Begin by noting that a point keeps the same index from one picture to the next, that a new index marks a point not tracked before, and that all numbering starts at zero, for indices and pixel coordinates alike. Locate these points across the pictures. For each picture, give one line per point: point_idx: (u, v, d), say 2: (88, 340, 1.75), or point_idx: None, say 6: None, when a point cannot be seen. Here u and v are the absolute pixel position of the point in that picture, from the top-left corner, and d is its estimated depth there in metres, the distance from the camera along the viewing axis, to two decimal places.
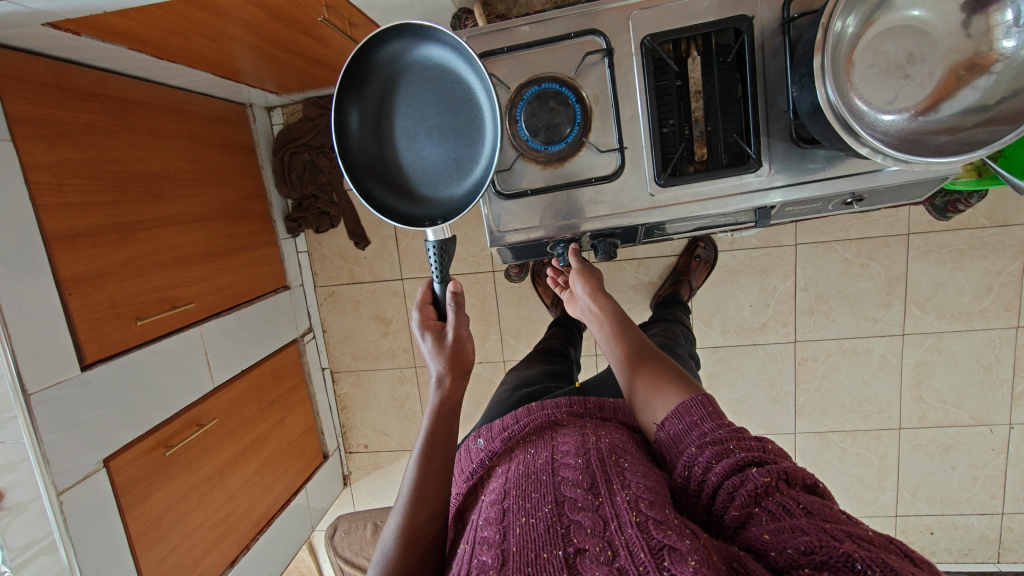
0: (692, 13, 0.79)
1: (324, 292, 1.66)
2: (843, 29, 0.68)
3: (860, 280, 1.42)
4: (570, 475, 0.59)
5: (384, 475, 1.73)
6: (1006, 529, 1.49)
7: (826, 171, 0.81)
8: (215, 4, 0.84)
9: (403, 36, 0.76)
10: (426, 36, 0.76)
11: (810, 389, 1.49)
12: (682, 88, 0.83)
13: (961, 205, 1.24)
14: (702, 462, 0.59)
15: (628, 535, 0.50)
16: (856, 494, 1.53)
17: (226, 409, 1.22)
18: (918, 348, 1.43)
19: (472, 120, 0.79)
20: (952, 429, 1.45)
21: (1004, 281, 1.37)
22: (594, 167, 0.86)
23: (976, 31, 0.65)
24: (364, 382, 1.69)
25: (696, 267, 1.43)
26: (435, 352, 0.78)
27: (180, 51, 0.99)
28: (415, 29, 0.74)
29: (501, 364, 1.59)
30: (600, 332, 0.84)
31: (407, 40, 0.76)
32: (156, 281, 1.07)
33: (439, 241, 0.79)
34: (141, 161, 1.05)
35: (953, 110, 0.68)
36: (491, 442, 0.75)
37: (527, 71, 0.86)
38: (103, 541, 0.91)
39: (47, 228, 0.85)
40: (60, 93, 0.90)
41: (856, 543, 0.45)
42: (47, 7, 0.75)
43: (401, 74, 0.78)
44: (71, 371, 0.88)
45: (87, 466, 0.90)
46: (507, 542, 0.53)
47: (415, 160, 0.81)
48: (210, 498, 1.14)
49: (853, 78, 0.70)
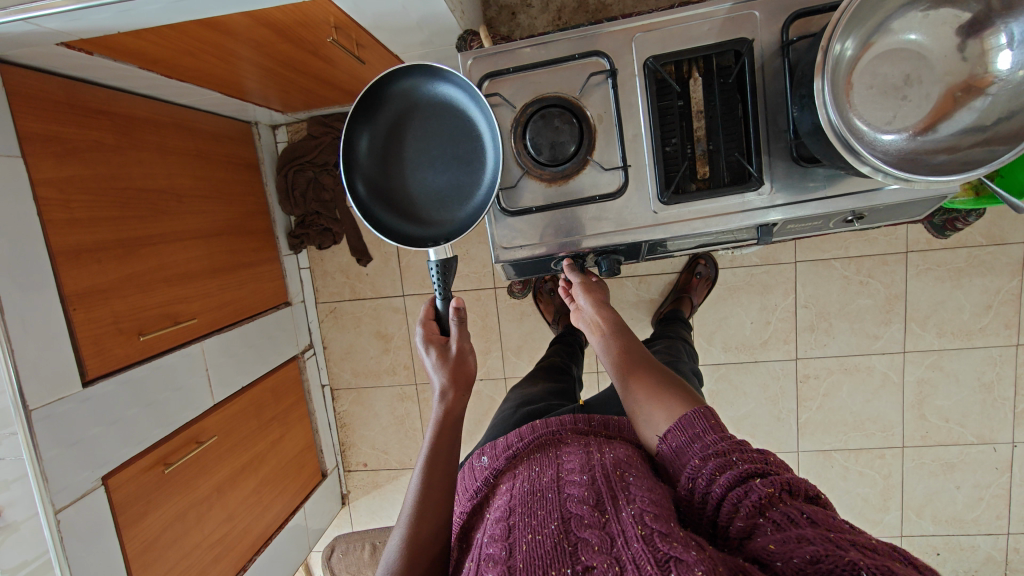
0: (694, 36, 0.81)
1: (325, 308, 1.66)
2: (842, 52, 0.69)
3: (861, 297, 1.42)
4: (576, 492, 0.59)
5: (383, 494, 1.70)
6: (1012, 549, 1.47)
7: (827, 189, 0.82)
8: (226, 25, 0.85)
9: (409, 71, 0.78)
10: (431, 72, 0.78)
11: (812, 407, 1.49)
12: (684, 108, 0.84)
13: (959, 223, 1.25)
14: (706, 473, 0.58)
15: (635, 549, 0.49)
16: (861, 513, 1.52)
17: (225, 426, 1.21)
18: (920, 365, 1.43)
19: (475, 149, 0.81)
20: (955, 447, 1.45)
21: (1002, 298, 1.38)
22: (598, 185, 0.87)
23: (972, 55, 0.67)
24: (363, 400, 1.68)
25: (697, 284, 1.43)
26: (439, 365, 0.78)
27: (189, 70, 1.01)
28: (422, 66, 0.77)
29: (502, 382, 1.59)
30: (599, 343, 0.84)
31: (413, 74, 0.78)
32: (159, 296, 1.06)
33: (441, 260, 0.80)
34: (148, 178, 1.06)
35: (951, 130, 0.70)
36: (495, 460, 0.73)
37: (532, 91, 0.87)
38: (99, 562, 0.89)
39: (53, 243, 0.85)
40: (71, 111, 0.91)
41: (861, 553, 0.45)
42: (62, 28, 0.76)
43: (407, 107, 0.81)
44: (72, 386, 0.88)
45: (85, 484, 0.88)
46: (514, 559, 0.52)
47: (420, 187, 0.82)
48: (208, 517, 1.12)
49: (852, 99, 0.72)
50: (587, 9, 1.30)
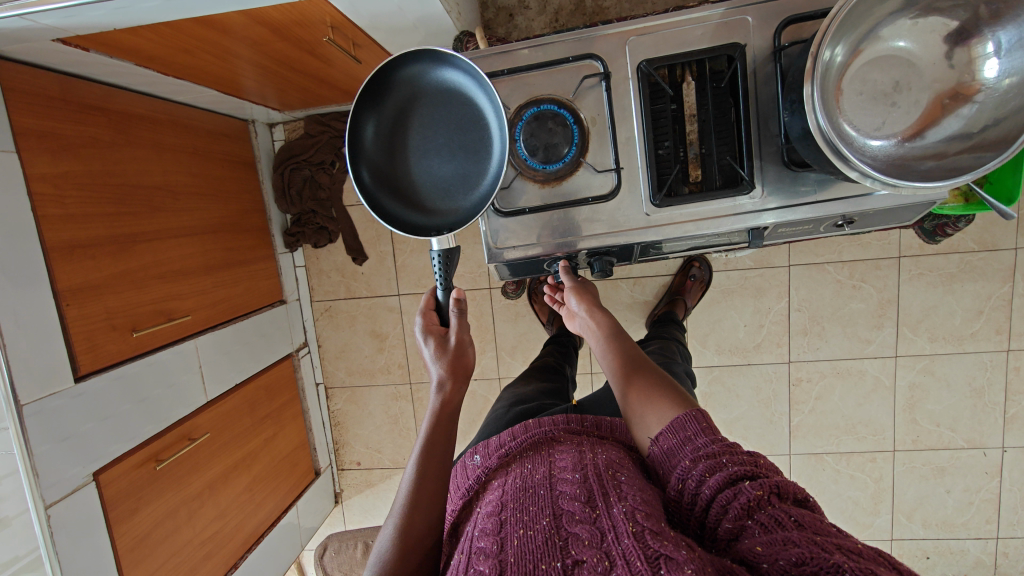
0: (688, 40, 0.82)
1: (321, 307, 1.66)
2: (832, 58, 0.70)
3: (853, 301, 1.43)
4: (567, 489, 0.59)
5: (376, 493, 1.70)
6: (1001, 554, 1.48)
7: (816, 194, 0.83)
8: (222, 23, 0.85)
9: (417, 57, 0.78)
10: (440, 58, 0.79)
11: (805, 410, 1.50)
12: (677, 112, 0.85)
13: (949, 229, 1.26)
14: (696, 474, 0.59)
15: (625, 544, 0.50)
16: (852, 517, 1.53)
17: (217, 423, 1.21)
18: (912, 369, 1.44)
19: (482, 138, 0.81)
20: (947, 451, 1.45)
21: (994, 304, 1.39)
22: (591, 187, 0.88)
23: (959, 63, 0.68)
24: (358, 399, 1.68)
25: (691, 287, 1.44)
26: (438, 357, 0.80)
27: (188, 68, 1.02)
28: (431, 53, 0.78)
29: (497, 382, 1.59)
30: (596, 347, 0.85)
31: (421, 60, 0.79)
32: (154, 293, 1.07)
33: (443, 250, 0.81)
34: (145, 175, 1.07)
35: (939, 137, 0.71)
36: (488, 458, 0.74)
37: (526, 93, 0.88)
38: (90, 558, 0.89)
39: (47, 239, 0.85)
40: (67, 107, 0.92)
41: (846, 555, 0.45)
42: (59, 24, 0.76)
43: (415, 93, 0.81)
44: (65, 382, 0.88)
45: (77, 480, 0.88)
46: (505, 553, 0.53)
47: (425, 176, 0.83)
48: (200, 514, 1.12)
49: (843, 105, 0.72)
50: (585, 11, 1.31)
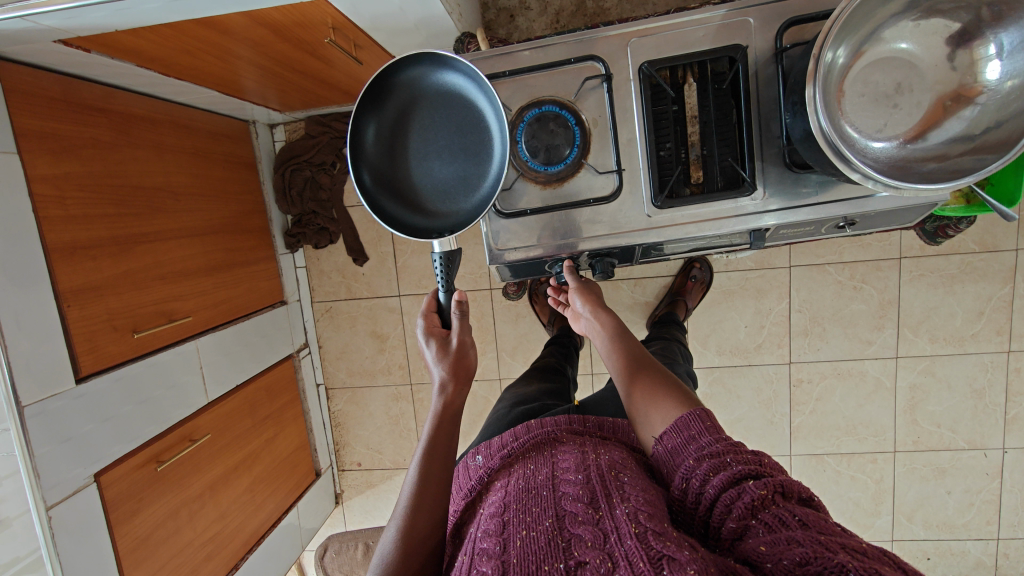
0: (690, 41, 0.82)
1: (321, 307, 1.66)
2: (834, 60, 0.69)
3: (854, 302, 1.43)
4: (571, 490, 0.59)
5: (376, 493, 1.70)
6: (1002, 555, 1.48)
7: (818, 196, 0.83)
8: (222, 23, 0.85)
9: (417, 60, 0.78)
10: (440, 61, 0.79)
11: (805, 411, 1.50)
12: (679, 113, 0.85)
13: (950, 231, 1.26)
14: (700, 473, 0.59)
15: (628, 546, 0.50)
16: (853, 517, 1.53)
17: (218, 424, 1.21)
18: (913, 370, 1.44)
19: (483, 140, 0.81)
20: (947, 453, 1.45)
21: (994, 305, 1.39)
22: (593, 188, 0.88)
23: (961, 65, 0.68)
24: (358, 400, 1.68)
25: (692, 288, 1.44)
26: (439, 358, 0.79)
27: (189, 69, 1.02)
28: (431, 56, 0.78)
29: (497, 382, 1.59)
30: (601, 347, 0.85)
31: (422, 63, 0.79)
32: (154, 294, 1.07)
33: (444, 252, 0.81)
34: (146, 175, 1.07)
35: (940, 139, 0.71)
36: (490, 459, 0.74)
37: (527, 94, 0.88)
38: (90, 558, 0.89)
39: (48, 239, 0.85)
40: (67, 108, 0.92)
41: (850, 555, 0.45)
42: (60, 25, 0.76)
43: (415, 96, 0.81)
44: (66, 383, 0.88)
45: (78, 481, 0.88)
46: (508, 554, 0.53)
47: (426, 178, 0.82)
48: (201, 515, 1.12)
49: (844, 106, 0.72)
50: (585, 12, 1.31)
